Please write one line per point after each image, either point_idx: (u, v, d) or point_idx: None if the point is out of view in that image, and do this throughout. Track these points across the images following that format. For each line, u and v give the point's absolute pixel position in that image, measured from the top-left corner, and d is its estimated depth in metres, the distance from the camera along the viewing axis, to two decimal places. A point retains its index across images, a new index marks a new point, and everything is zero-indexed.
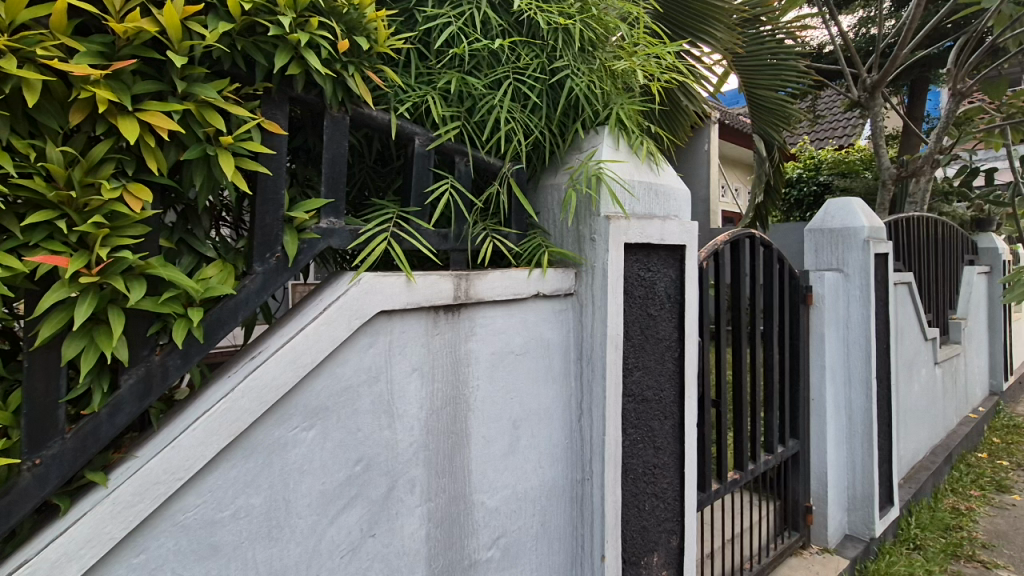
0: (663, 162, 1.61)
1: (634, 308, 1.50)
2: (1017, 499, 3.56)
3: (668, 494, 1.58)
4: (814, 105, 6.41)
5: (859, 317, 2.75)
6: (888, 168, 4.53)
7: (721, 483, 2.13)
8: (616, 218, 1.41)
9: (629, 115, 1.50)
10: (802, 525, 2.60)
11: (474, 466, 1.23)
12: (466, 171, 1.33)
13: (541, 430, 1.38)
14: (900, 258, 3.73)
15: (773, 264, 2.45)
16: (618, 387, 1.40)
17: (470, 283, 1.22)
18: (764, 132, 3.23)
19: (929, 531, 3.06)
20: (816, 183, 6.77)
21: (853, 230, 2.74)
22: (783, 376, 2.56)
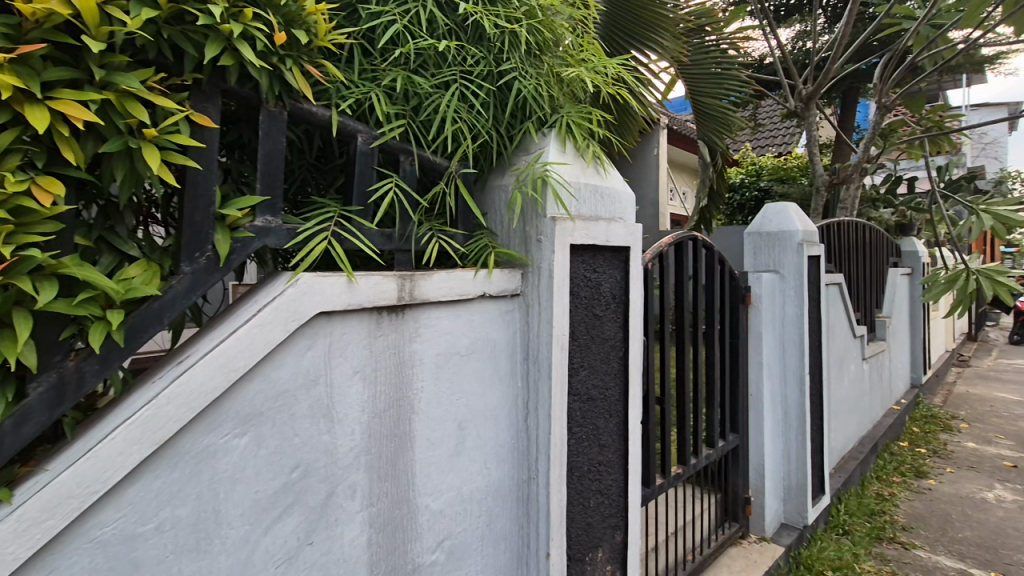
0: (608, 165, 1.64)
1: (580, 308, 1.52)
2: (933, 484, 3.85)
3: (612, 490, 1.61)
4: (755, 114, 6.72)
5: (794, 315, 2.91)
6: (821, 175, 4.81)
7: (665, 478, 2.20)
8: (562, 220, 1.43)
9: (577, 120, 1.53)
10: (741, 516, 2.72)
11: (418, 468, 1.22)
12: (411, 170, 1.31)
13: (487, 430, 1.38)
14: (831, 260, 3.97)
15: (713, 265, 2.54)
16: (563, 387, 1.42)
17: (415, 284, 1.20)
18: (708, 138, 3.37)
19: (856, 517, 3.26)
20: (756, 189, 7.10)
21: (788, 233, 2.89)
22: (724, 373, 2.66)
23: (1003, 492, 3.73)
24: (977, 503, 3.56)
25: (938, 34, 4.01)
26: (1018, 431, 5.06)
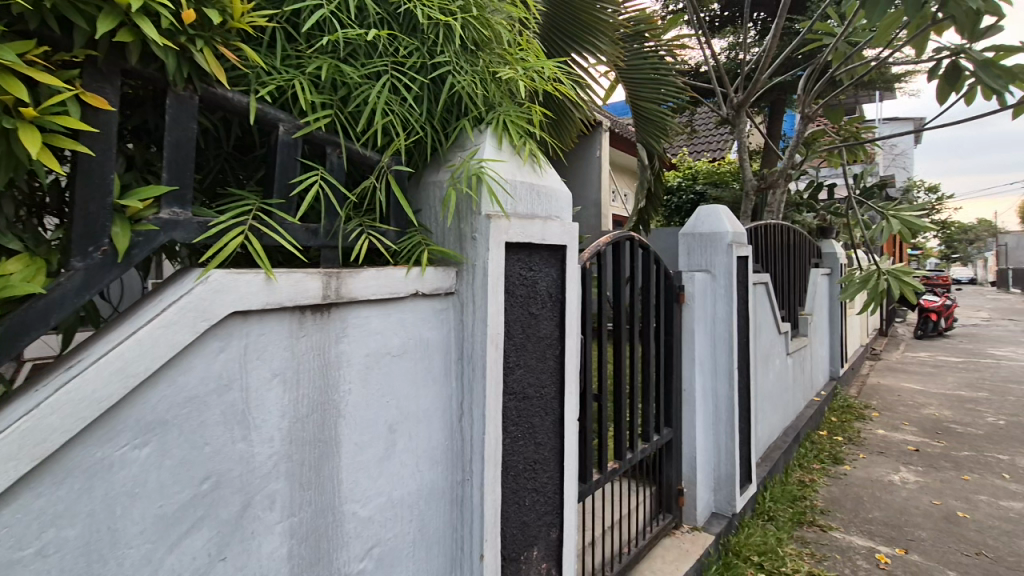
0: (545, 164, 1.64)
1: (516, 307, 1.51)
2: (848, 469, 4.15)
3: (547, 488, 1.61)
4: (691, 120, 7.01)
5: (724, 313, 3.04)
6: (750, 180, 5.07)
7: (602, 473, 2.23)
8: (497, 218, 1.42)
9: (513, 118, 1.52)
10: (674, 507, 2.81)
11: (345, 475, 1.17)
12: (339, 163, 1.26)
13: (419, 432, 1.35)
14: (759, 260, 4.18)
15: (649, 264, 2.61)
16: (498, 386, 1.40)
17: (341, 282, 1.15)
18: (646, 142, 3.47)
19: (780, 503, 3.45)
20: (692, 192, 7.39)
21: (719, 234, 3.02)
22: (658, 368, 2.74)
23: (908, 474, 4.06)
24: (885, 485, 3.86)
25: (853, 51, 4.32)
26: (921, 418, 5.53)
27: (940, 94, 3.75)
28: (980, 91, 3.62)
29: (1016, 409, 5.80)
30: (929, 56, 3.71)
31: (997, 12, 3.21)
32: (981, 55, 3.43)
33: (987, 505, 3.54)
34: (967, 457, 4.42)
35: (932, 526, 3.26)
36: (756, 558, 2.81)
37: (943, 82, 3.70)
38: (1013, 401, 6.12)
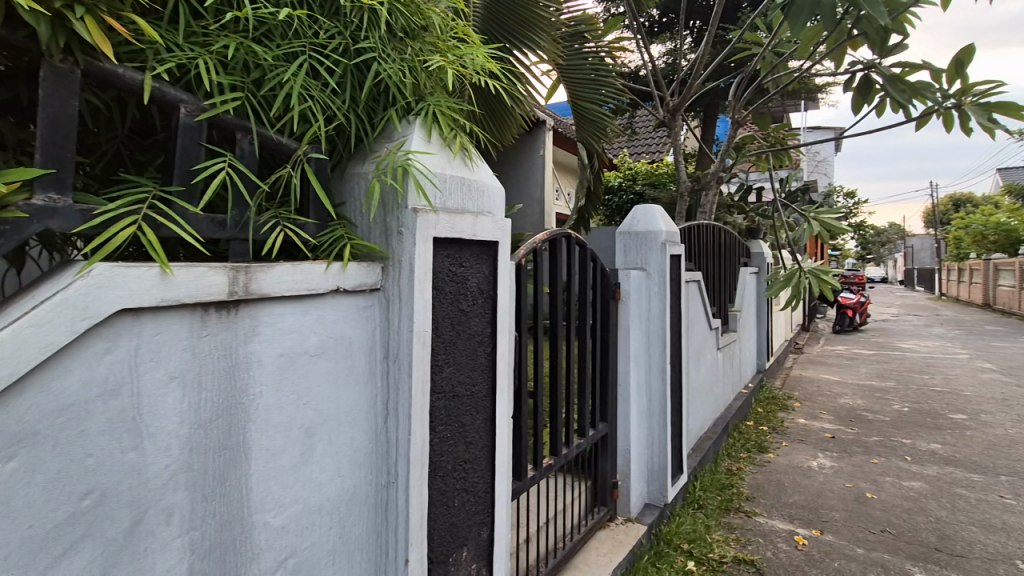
0: (476, 158, 1.61)
1: (445, 304, 1.48)
2: (772, 457, 4.38)
3: (478, 488, 1.59)
4: (630, 121, 7.19)
5: (658, 310, 3.12)
6: (685, 182, 5.26)
7: (537, 470, 2.23)
8: (424, 212, 1.38)
9: (444, 109, 1.48)
10: (608, 500, 2.86)
11: (255, 483, 1.10)
12: (250, 150, 1.18)
13: (340, 435, 1.29)
14: (691, 258, 4.34)
15: (586, 261, 2.64)
16: (424, 386, 1.36)
17: (250, 277, 1.08)
18: (586, 142, 3.51)
19: (709, 491, 3.60)
20: (632, 192, 7.59)
21: (653, 234, 3.11)
22: (595, 364, 2.78)
23: (824, 459, 4.35)
24: (804, 471, 4.11)
25: (779, 61, 4.56)
26: (837, 407, 5.94)
27: (855, 105, 4.03)
28: (888, 104, 3.91)
29: (918, 396, 6.34)
30: (845, 69, 3.96)
31: (903, 31, 3.48)
32: (890, 70, 3.70)
33: (892, 485, 3.84)
34: (876, 442, 4.78)
35: (844, 507, 3.50)
36: (686, 545, 2.91)
37: (857, 94, 3.96)
38: (915, 389, 6.70)
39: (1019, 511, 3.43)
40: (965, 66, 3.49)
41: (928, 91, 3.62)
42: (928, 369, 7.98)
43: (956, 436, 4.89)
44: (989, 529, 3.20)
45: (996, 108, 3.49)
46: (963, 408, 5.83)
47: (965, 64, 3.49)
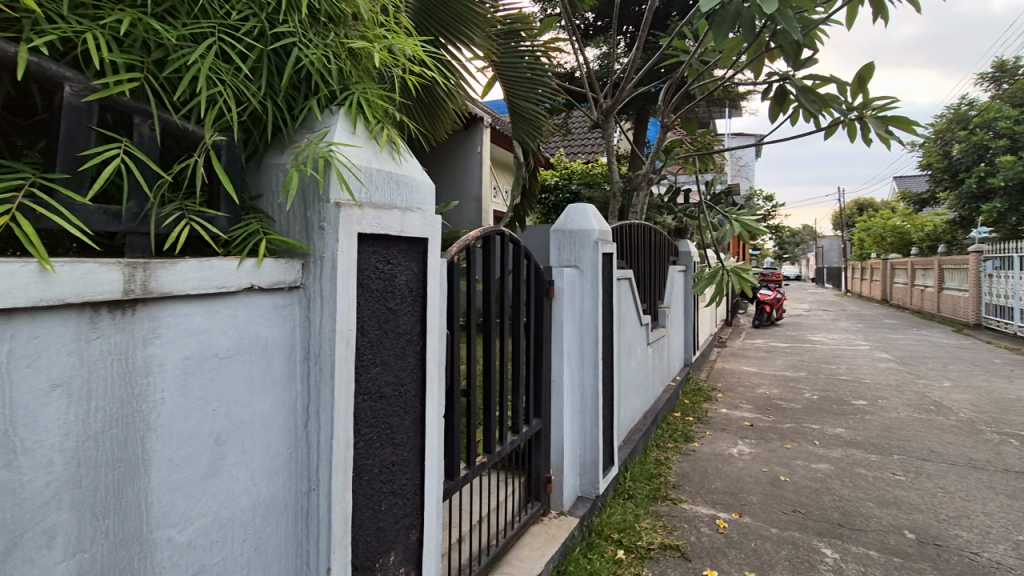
0: (405, 152, 1.57)
1: (371, 302, 1.43)
2: (697, 446, 4.61)
3: (406, 490, 1.55)
4: (566, 121, 7.32)
5: (590, 307, 3.19)
6: (617, 182, 5.42)
7: (469, 468, 2.22)
8: (348, 207, 1.32)
9: (371, 100, 1.44)
10: (542, 495, 2.90)
11: (155, 498, 1.02)
12: (151, 137, 1.09)
13: (254, 442, 1.22)
14: (623, 256, 4.48)
15: (519, 258, 2.65)
16: (348, 387, 1.32)
17: (150, 274, 1.00)
18: (522, 139, 3.55)
19: (638, 482, 3.73)
20: (568, 191, 7.75)
21: (586, 232, 3.17)
22: (528, 362, 2.80)
23: (744, 446, 4.62)
24: (725, 458, 4.35)
25: (704, 69, 4.79)
26: (756, 397, 6.34)
27: (772, 114, 4.29)
28: (801, 114, 4.21)
29: (825, 385, 6.89)
30: (763, 79, 4.22)
31: (814, 47, 3.74)
32: (802, 82, 3.97)
33: (802, 468, 4.15)
34: (789, 428, 5.15)
35: (761, 491, 3.73)
36: (616, 535, 3.01)
37: (774, 103, 4.23)
38: (824, 378, 7.26)
39: (908, 486, 3.80)
40: (866, 82, 3.81)
41: (834, 103, 3.92)
42: (835, 359, 8.68)
43: (857, 420, 5.35)
44: (884, 504, 3.52)
45: (891, 121, 3.84)
46: (863, 394, 6.39)
47: (866, 80, 3.81)
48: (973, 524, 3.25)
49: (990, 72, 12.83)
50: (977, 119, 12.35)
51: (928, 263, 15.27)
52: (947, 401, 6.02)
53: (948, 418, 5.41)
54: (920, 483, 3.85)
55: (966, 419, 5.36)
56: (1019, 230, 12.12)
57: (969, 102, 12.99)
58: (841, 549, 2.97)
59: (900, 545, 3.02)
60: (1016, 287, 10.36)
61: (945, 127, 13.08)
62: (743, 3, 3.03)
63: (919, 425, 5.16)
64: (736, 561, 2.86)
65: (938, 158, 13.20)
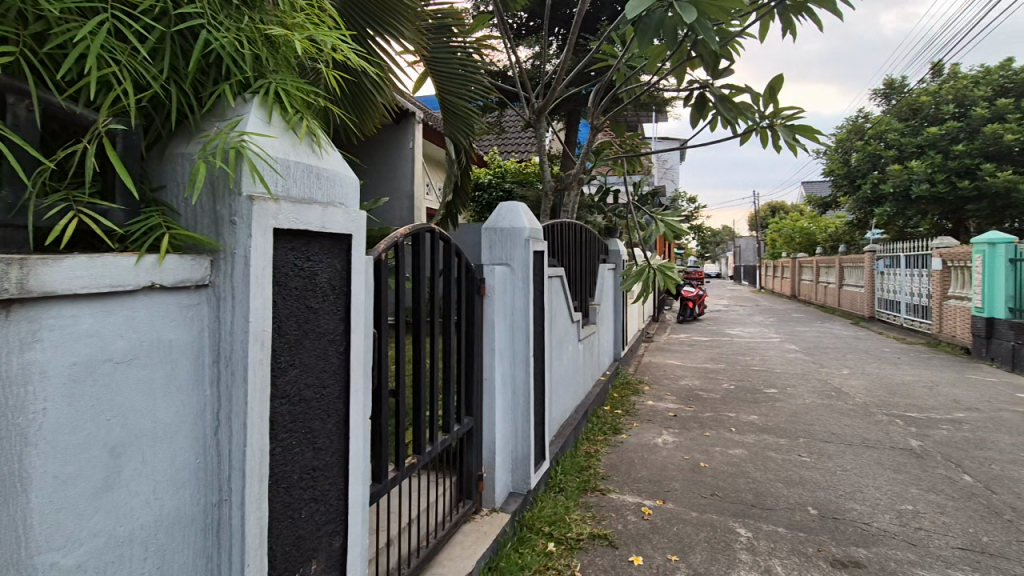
0: (326, 145, 1.51)
1: (289, 301, 1.36)
2: (624, 438, 4.78)
3: (329, 496, 1.50)
4: (499, 119, 7.36)
5: (521, 304, 3.22)
6: (549, 181, 5.50)
7: (398, 470, 2.17)
8: (262, 200, 1.25)
9: (289, 89, 1.37)
10: (474, 493, 2.90)
11: (38, 519, 0.93)
12: (30, 120, 0.98)
13: (155, 453, 1.13)
14: (554, 255, 4.56)
15: (451, 256, 2.62)
16: (264, 391, 1.25)
17: (28, 271, 0.89)
18: (454, 134, 3.53)
19: (569, 475, 3.82)
20: (501, 189, 7.84)
21: (517, 230, 3.20)
22: (459, 361, 2.78)
23: (667, 436, 4.85)
24: (650, 448, 4.55)
25: (631, 74, 4.97)
26: (680, 388, 6.68)
27: (693, 119, 4.52)
28: (720, 120, 4.46)
29: (742, 375, 7.37)
30: (685, 86, 4.44)
31: (730, 57, 3.98)
32: (720, 90, 4.22)
33: (720, 454, 4.41)
34: (709, 417, 5.46)
35: (682, 477, 3.93)
36: (547, 528, 3.06)
37: (695, 110, 4.46)
38: (740, 369, 7.76)
39: (812, 466, 4.14)
40: (776, 92, 4.09)
41: (748, 111, 4.19)
42: (750, 351, 9.29)
43: (768, 407, 5.76)
44: (791, 484, 3.81)
45: (798, 131, 4.15)
46: (775, 383, 6.88)
47: (776, 92, 4.10)
48: (865, 497, 3.59)
49: (881, 89, 14.23)
50: (871, 131, 13.67)
51: (831, 261, 16.70)
52: (846, 388, 6.62)
53: (846, 402, 5.95)
54: (822, 463, 4.21)
55: (860, 403, 5.91)
56: (905, 231, 13.54)
57: (865, 116, 14.35)
58: (754, 528, 3.19)
59: (804, 520, 3.28)
60: (902, 283, 11.55)
61: (845, 138, 14.35)
62: (666, 13, 3.16)
63: (821, 410, 5.64)
64: (660, 546, 2.99)
65: (839, 166, 14.48)
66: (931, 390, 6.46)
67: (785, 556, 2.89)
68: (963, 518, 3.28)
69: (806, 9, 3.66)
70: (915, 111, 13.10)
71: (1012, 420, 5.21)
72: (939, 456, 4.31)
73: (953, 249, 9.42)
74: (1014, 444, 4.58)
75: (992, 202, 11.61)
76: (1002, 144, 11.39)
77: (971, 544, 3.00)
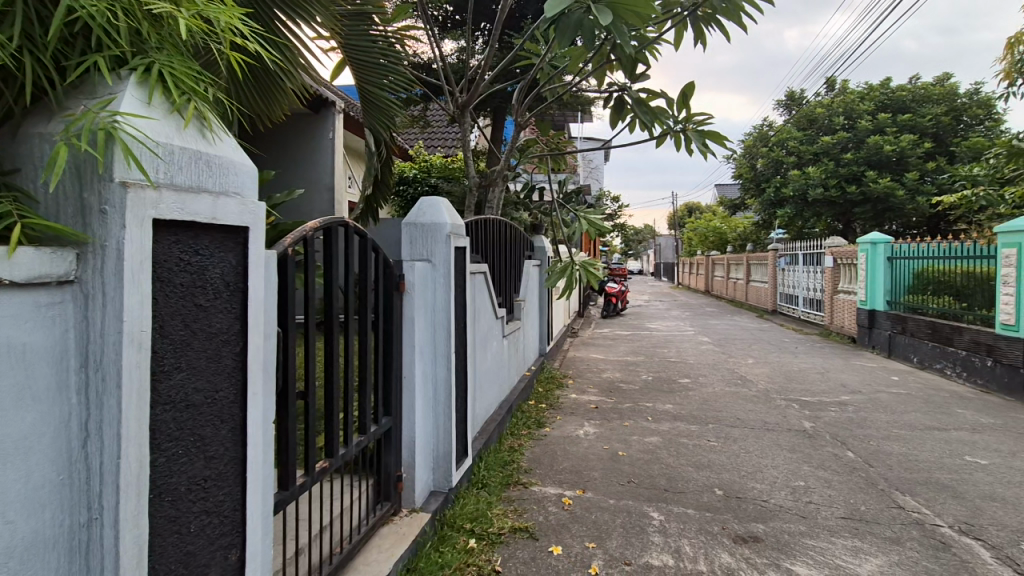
0: (220, 132, 1.39)
1: (173, 299, 1.24)
2: (548, 431, 4.87)
3: (224, 507, 1.40)
4: (424, 113, 7.23)
5: (443, 300, 3.18)
6: (474, 177, 5.48)
7: (308, 476, 2.07)
8: (139, 188, 1.14)
9: (174, 70, 1.27)
10: (392, 494, 2.82)
11: None
12: None
13: (4, 472, 1.01)
14: (478, 251, 4.54)
15: (367, 252, 2.53)
16: (142, 398, 1.15)
17: None
18: (373, 126, 3.40)
19: (492, 470, 3.84)
20: (426, 184, 7.78)
21: (438, 226, 3.15)
22: (377, 359, 2.70)
23: (589, 427, 5.00)
24: (572, 439, 4.66)
25: (554, 73, 5.06)
26: (602, 380, 6.91)
27: (613, 120, 4.67)
28: (637, 123, 4.63)
29: (659, 367, 7.74)
30: (605, 88, 4.57)
31: (647, 62, 4.14)
32: (637, 94, 4.39)
33: (637, 442, 4.61)
34: (628, 407, 5.69)
35: (602, 466, 4.07)
36: (469, 525, 3.05)
37: (614, 112, 4.60)
38: (658, 361, 8.15)
39: (719, 450, 4.42)
40: (688, 98, 4.31)
41: (663, 114, 4.39)
42: (667, 343, 9.79)
43: (682, 396, 6.10)
44: (700, 467, 4.05)
45: (707, 136, 4.41)
46: (688, 373, 7.29)
47: (689, 97, 4.32)
48: (764, 476, 3.89)
49: (783, 100, 15.42)
50: (775, 139, 14.77)
51: (739, 259, 17.94)
52: (751, 376, 7.13)
53: (751, 389, 6.42)
54: (727, 446, 4.51)
55: (763, 389, 6.40)
56: (803, 232, 14.78)
57: (769, 125, 15.52)
58: (666, 511, 3.36)
59: (710, 500, 3.51)
60: (800, 279, 12.61)
61: (752, 144, 15.46)
62: (585, 15, 3.23)
63: (729, 397, 6.05)
64: (579, 534, 3.07)
65: (746, 170, 15.57)
66: (823, 376, 7.10)
67: (692, 536, 3.06)
68: (846, 491, 3.64)
69: (715, 20, 3.88)
70: (811, 121, 14.35)
71: (887, 401, 5.85)
72: (827, 436, 4.76)
73: (842, 248, 10.41)
74: (889, 422, 5.14)
75: (874, 206, 12.95)
76: (882, 154, 12.72)
77: (852, 513, 3.33)
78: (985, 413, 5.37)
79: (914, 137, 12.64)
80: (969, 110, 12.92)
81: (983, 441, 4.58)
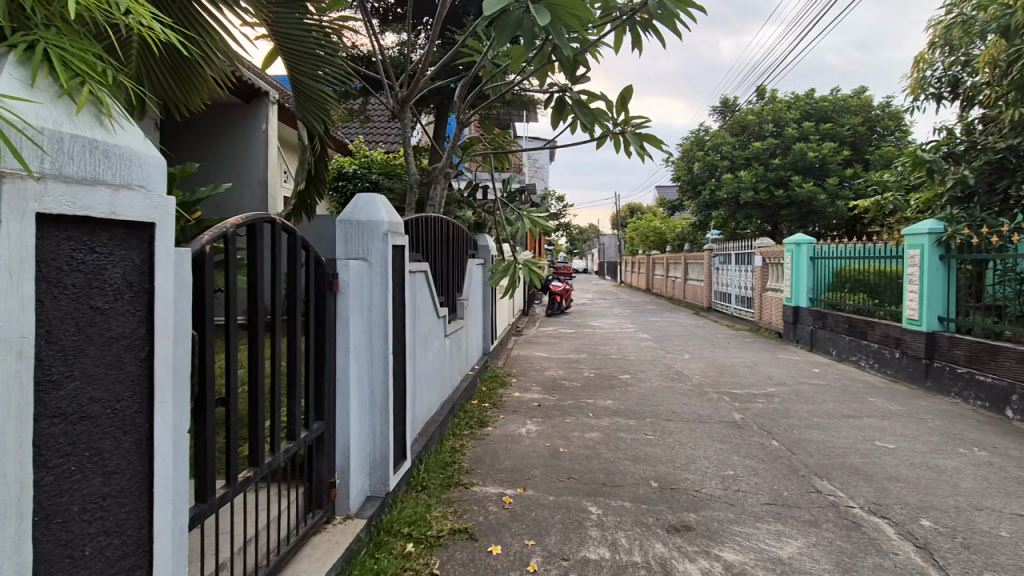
0: (121, 120, 1.28)
1: (64, 302, 1.13)
2: (490, 430, 4.86)
3: (127, 525, 1.29)
4: (363, 107, 7.04)
5: (379, 300, 3.09)
6: (415, 175, 5.37)
7: (230, 486, 1.94)
8: (18, 178, 1.02)
9: (65, 50, 1.17)
10: (325, 502, 2.72)
11: None
12: None
13: None
14: (418, 250, 4.45)
15: (297, 250, 2.42)
16: (25, 409, 1.04)
17: None
18: (306, 118, 3.26)
19: (432, 471, 3.79)
20: (367, 180, 7.57)
21: (374, 224, 3.07)
22: (308, 362, 2.59)
23: (531, 425, 5.03)
24: (514, 438, 4.67)
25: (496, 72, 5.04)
26: (545, 378, 6.97)
27: (554, 121, 4.70)
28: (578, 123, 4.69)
29: (601, 363, 7.91)
30: (546, 88, 4.60)
31: (587, 64, 4.20)
32: (578, 95, 4.45)
33: (578, 438, 4.68)
34: (570, 404, 5.77)
35: (542, 464, 4.10)
36: (406, 529, 3.00)
37: (555, 112, 4.64)
38: (600, 358, 8.33)
39: (655, 443, 4.57)
40: (626, 101, 4.42)
41: (603, 116, 4.46)
42: (609, 341, 10.02)
43: (622, 392, 6.25)
44: (637, 461, 4.17)
45: (644, 139, 4.53)
46: (628, 369, 7.49)
47: (627, 101, 4.42)
48: (697, 467, 4.05)
49: (718, 107, 16.13)
50: (710, 143, 15.44)
51: (677, 258, 18.62)
52: (686, 370, 7.42)
53: (686, 384, 6.67)
54: (663, 439, 4.67)
55: (697, 383, 6.67)
56: (736, 233, 15.52)
57: (705, 130, 16.21)
58: (603, 505, 3.43)
59: (646, 493, 3.61)
60: (733, 277, 13.25)
61: (689, 147, 16.08)
62: (524, 14, 3.22)
63: (666, 391, 6.26)
64: (517, 532, 3.08)
65: (684, 172, 16.19)
66: (753, 369, 7.49)
67: (629, 528, 3.15)
68: (770, 478, 3.85)
69: (651, 26, 3.98)
70: (743, 128, 15.11)
71: (809, 392, 6.23)
72: (755, 426, 5.02)
73: (770, 248, 11.02)
74: (811, 411, 5.49)
75: (799, 209, 13.79)
76: (806, 160, 13.56)
77: (776, 498, 3.53)
78: (893, 400, 5.83)
79: (834, 145, 13.56)
80: (881, 122, 13.99)
81: (891, 427, 4.96)
